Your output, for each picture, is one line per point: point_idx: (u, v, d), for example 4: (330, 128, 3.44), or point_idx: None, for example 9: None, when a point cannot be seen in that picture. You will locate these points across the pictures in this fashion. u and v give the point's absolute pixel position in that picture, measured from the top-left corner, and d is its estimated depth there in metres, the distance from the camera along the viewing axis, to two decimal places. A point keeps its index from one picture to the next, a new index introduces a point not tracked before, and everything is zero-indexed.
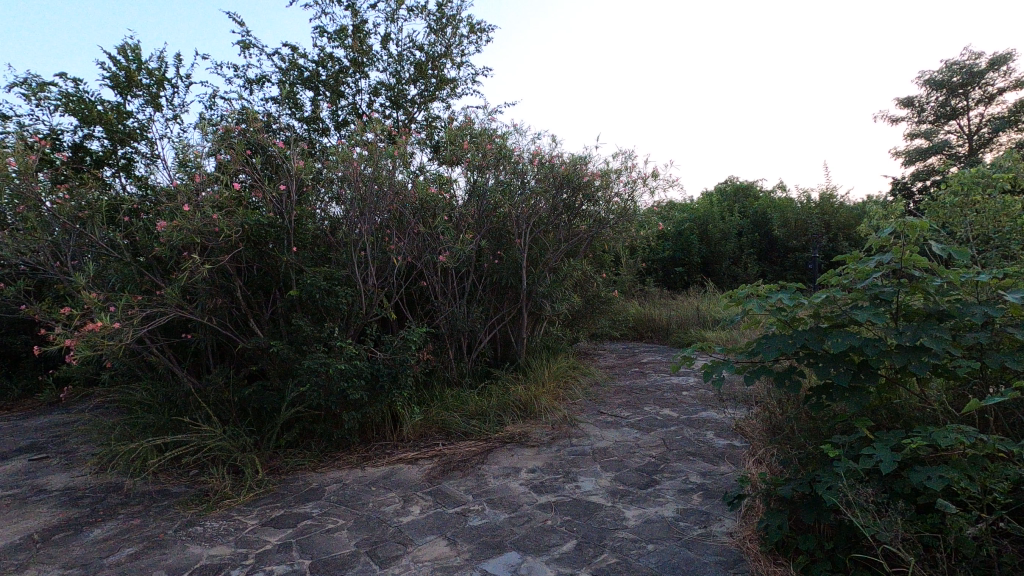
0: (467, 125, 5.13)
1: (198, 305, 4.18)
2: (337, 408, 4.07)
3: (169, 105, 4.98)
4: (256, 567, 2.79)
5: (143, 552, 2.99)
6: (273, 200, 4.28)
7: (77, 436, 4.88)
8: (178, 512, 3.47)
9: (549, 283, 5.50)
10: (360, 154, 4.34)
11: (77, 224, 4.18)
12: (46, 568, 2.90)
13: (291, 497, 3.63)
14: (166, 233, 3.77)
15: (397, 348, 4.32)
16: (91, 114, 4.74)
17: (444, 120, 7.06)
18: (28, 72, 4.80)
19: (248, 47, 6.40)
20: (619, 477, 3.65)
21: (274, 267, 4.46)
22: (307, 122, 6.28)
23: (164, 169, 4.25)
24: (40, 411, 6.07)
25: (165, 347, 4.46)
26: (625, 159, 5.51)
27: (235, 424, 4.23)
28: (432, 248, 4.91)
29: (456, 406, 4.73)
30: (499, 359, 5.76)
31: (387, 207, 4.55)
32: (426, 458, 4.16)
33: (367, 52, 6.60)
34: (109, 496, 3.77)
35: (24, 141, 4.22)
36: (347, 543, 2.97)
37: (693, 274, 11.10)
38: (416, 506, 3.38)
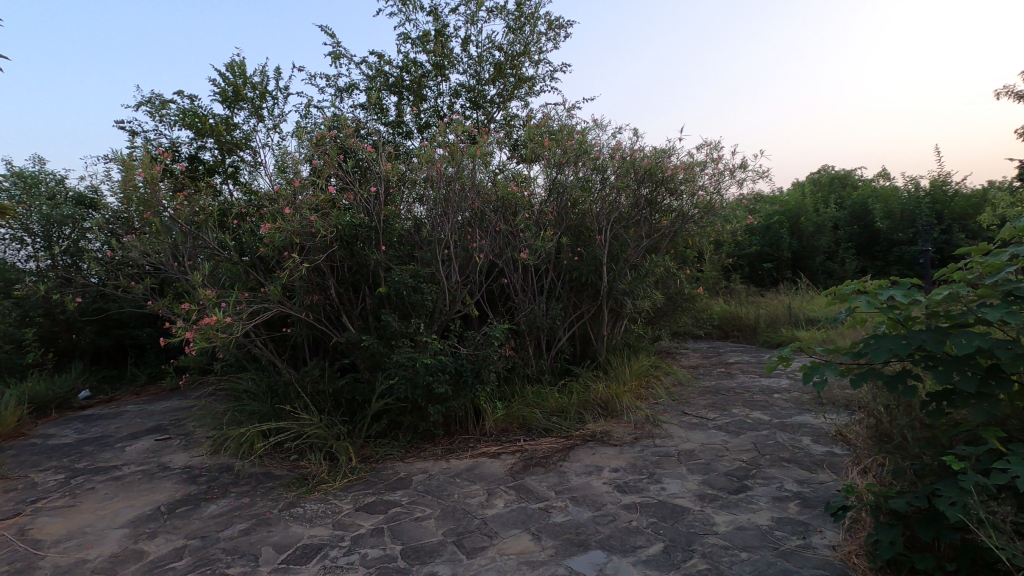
0: (545, 122, 5.12)
1: (297, 301, 4.48)
2: (423, 401, 4.22)
3: (270, 116, 5.37)
4: (352, 549, 2.95)
5: (252, 529, 3.25)
6: (364, 201, 4.50)
7: (194, 420, 5.39)
8: (281, 493, 3.73)
9: (630, 279, 5.38)
10: (442, 154, 4.44)
11: (193, 227, 4.61)
12: (172, 537, 3.23)
13: (381, 484, 3.81)
14: (270, 235, 4.08)
15: (480, 343, 4.41)
16: (203, 126, 5.21)
17: (522, 118, 7.10)
18: (153, 92, 5.35)
19: (339, 57, 6.75)
20: (706, 481, 3.52)
21: (364, 266, 4.70)
22: (391, 126, 6.54)
23: (266, 175, 4.60)
24: (163, 396, 6.76)
25: (267, 340, 4.82)
26: (711, 150, 5.29)
27: (330, 414, 4.50)
28: (513, 246, 4.96)
29: (538, 403, 4.76)
30: (579, 357, 5.74)
31: (469, 206, 4.64)
32: (508, 453, 4.22)
33: (448, 55, 6.77)
34: (222, 476, 4.13)
35: (149, 153, 4.72)
36: (435, 532, 3.07)
37: (783, 270, 10.49)
38: (500, 500, 3.44)
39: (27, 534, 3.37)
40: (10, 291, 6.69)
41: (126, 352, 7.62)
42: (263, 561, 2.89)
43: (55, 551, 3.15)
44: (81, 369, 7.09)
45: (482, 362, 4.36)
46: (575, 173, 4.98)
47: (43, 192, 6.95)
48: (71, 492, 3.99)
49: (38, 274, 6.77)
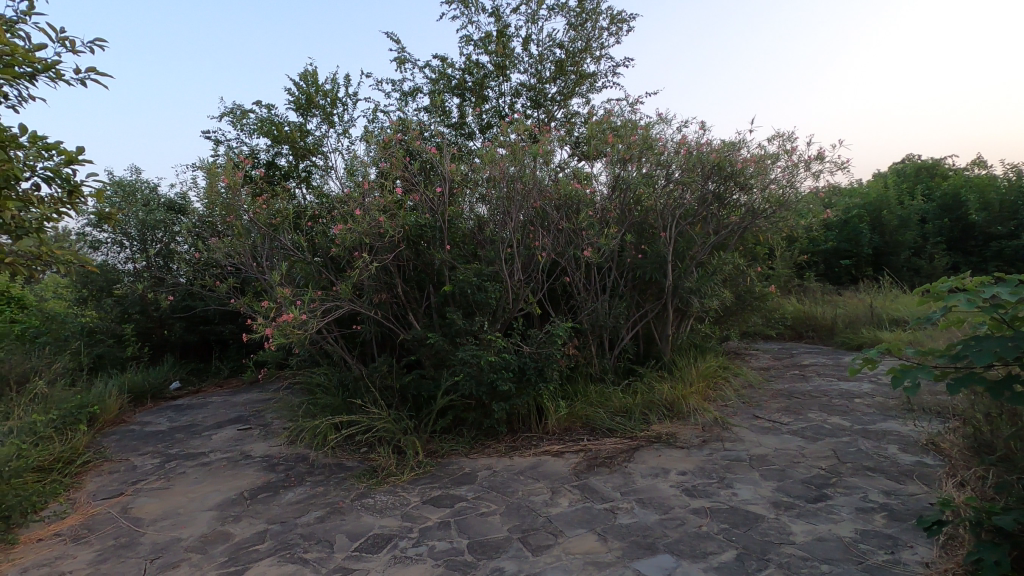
0: (608, 118, 5.04)
1: (366, 299, 4.65)
2: (487, 398, 4.27)
3: (340, 121, 5.60)
4: (420, 541, 3.03)
5: (327, 517, 3.40)
6: (429, 202, 4.60)
7: (272, 412, 5.71)
8: (353, 484, 3.89)
9: (697, 277, 5.21)
10: (504, 153, 4.46)
11: (271, 230, 4.88)
12: (255, 521, 3.43)
13: (447, 479, 3.89)
14: (341, 236, 4.27)
15: (543, 342, 4.41)
16: (280, 134, 5.50)
17: (583, 115, 7.04)
18: (234, 102, 5.71)
19: (404, 62, 6.94)
20: (781, 488, 3.36)
21: (429, 265, 4.80)
22: (454, 128, 6.66)
23: (337, 178, 4.81)
24: (243, 389, 7.19)
25: (338, 337, 5.02)
26: (784, 141, 5.03)
27: (398, 409, 4.64)
28: (576, 244, 4.93)
29: (601, 403, 4.71)
30: (642, 357, 5.63)
31: (532, 205, 4.65)
32: (571, 452, 4.20)
33: (509, 55, 6.80)
34: (298, 465, 4.34)
35: (231, 161, 5.03)
36: (500, 528, 3.10)
37: (862, 267, 9.86)
38: (565, 499, 3.43)
39: (129, 513, 3.68)
40: (112, 290, 7.32)
41: (211, 347, 8.17)
42: (337, 547, 3.02)
43: (153, 530, 3.42)
44: (172, 362, 7.67)
45: (545, 361, 4.36)
46: (639, 169, 4.87)
47: (140, 199, 7.54)
48: (165, 476, 4.33)
49: (136, 274, 7.37)
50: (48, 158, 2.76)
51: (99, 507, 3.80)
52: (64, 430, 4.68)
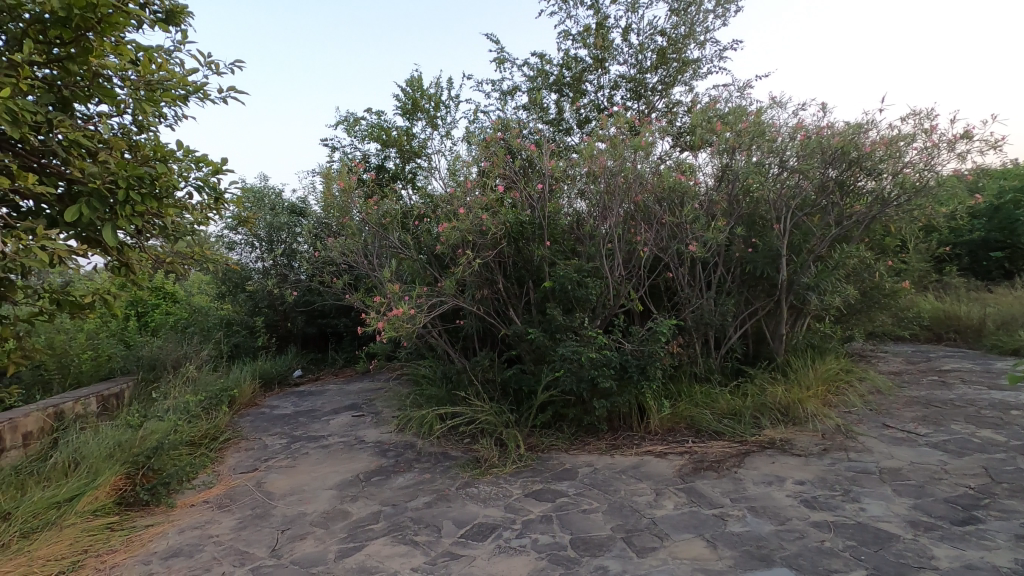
0: (713, 106, 4.77)
1: (469, 295, 4.80)
2: (588, 395, 4.24)
3: (443, 124, 5.83)
4: (523, 533, 3.08)
5: (434, 502, 3.56)
6: (531, 198, 4.61)
7: (382, 401, 6.08)
8: (458, 472, 4.04)
9: (815, 272, 4.81)
10: (603, 148, 4.39)
11: (381, 229, 5.20)
12: (370, 502, 3.68)
13: (548, 473, 3.92)
14: (446, 234, 4.44)
15: (645, 339, 4.30)
16: (388, 138, 5.83)
17: (686, 104, 6.75)
18: (348, 111, 6.13)
19: (503, 62, 7.04)
20: (919, 506, 3.02)
21: (528, 261, 4.84)
22: (552, 124, 6.66)
23: (441, 179, 5.03)
24: (356, 378, 7.73)
25: (443, 331, 5.23)
26: (921, 119, 4.50)
27: (499, 402, 4.76)
28: (680, 239, 4.74)
29: (707, 404, 4.51)
30: (752, 357, 5.32)
31: (633, 198, 4.54)
32: (676, 454, 4.07)
33: (609, 47, 6.67)
34: (407, 451, 4.59)
35: (346, 166, 5.43)
36: (603, 526, 3.07)
37: (1020, 261, 8.60)
38: (669, 501, 3.32)
39: (263, 486, 4.09)
40: (245, 286, 8.16)
41: (327, 339, 8.91)
42: (445, 533, 3.15)
43: (283, 503, 3.77)
44: (295, 352, 8.44)
45: (648, 359, 4.22)
46: (749, 157, 4.54)
47: (268, 204, 8.33)
48: (291, 455, 4.75)
49: (265, 272, 8.18)
50: (198, 169, 3.12)
51: (238, 479, 4.26)
52: (210, 410, 5.31)
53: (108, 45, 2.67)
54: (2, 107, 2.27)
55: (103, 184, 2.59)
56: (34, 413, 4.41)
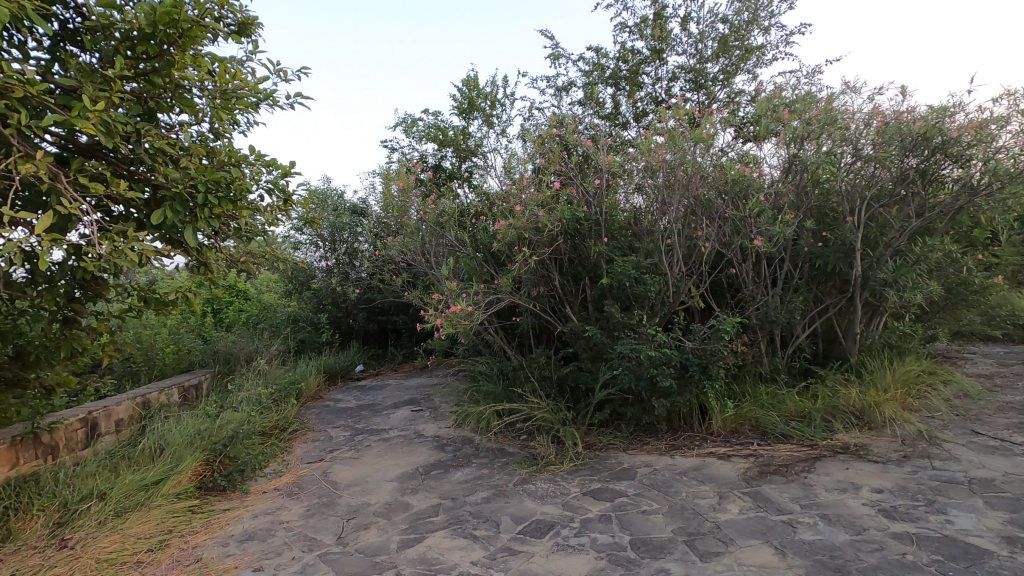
0: (779, 94, 4.56)
1: (525, 292, 4.81)
2: (647, 393, 4.16)
3: (499, 122, 5.87)
4: (582, 531, 3.06)
5: (492, 498, 3.59)
6: (589, 193, 4.55)
7: (440, 396, 6.20)
8: (516, 469, 4.06)
9: (894, 267, 4.50)
10: (661, 141, 4.28)
11: (439, 227, 5.29)
12: (430, 494, 3.76)
13: (606, 472, 3.87)
14: (503, 231, 4.46)
15: (707, 337, 4.16)
16: (445, 138, 5.92)
17: (749, 93, 6.49)
18: (407, 112, 6.27)
19: (558, 58, 6.99)
20: (1015, 521, 2.78)
21: (585, 258, 4.79)
22: (608, 119, 6.57)
23: (497, 176, 5.07)
24: (415, 374, 7.92)
25: (499, 328, 5.28)
26: (1017, 99, 4.13)
27: (556, 399, 4.75)
28: (744, 233, 4.56)
29: (773, 405, 4.33)
30: (822, 357, 5.07)
31: (693, 193, 4.41)
32: (740, 456, 3.93)
33: (667, 37, 6.49)
34: (465, 446, 4.66)
35: (405, 166, 5.56)
36: (664, 528, 3.01)
37: None
38: (734, 505, 3.21)
39: (328, 476, 4.26)
40: (311, 284, 8.51)
41: (387, 334, 9.24)
42: (503, 528, 3.17)
43: (348, 493, 3.91)
44: (357, 347, 8.75)
45: (710, 358, 4.07)
46: (818, 146, 4.31)
47: (331, 205, 8.66)
48: (354, 447, 4.92)
49: (328, 270, 8.51)
50: (268, 173, 3.27)
51: (306, 468, 4.46)
52: (279, 402, 5.59)
53: (189, 58, 2.85)
54: (96, 120, 2.46)
55: (184, 189, 2.77)
56: (125, 401, 4.78)
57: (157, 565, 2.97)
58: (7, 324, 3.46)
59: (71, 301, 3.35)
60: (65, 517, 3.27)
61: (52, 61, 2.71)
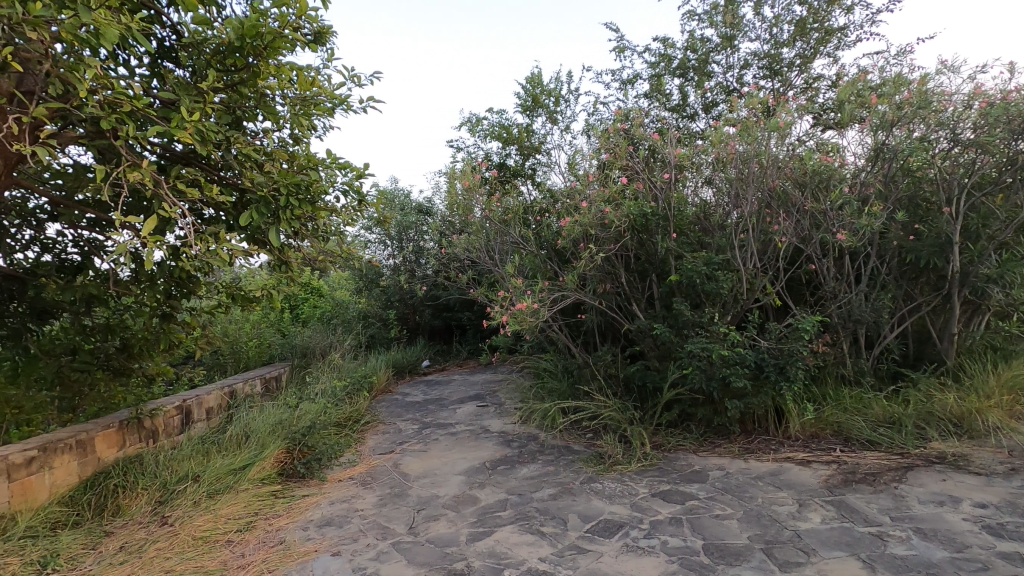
0: (864, 77, 4.26)
1: (590, 289, 4.75)
2: (719, 394, 4.02)
3: (563, 118, 5.83)
4: (652, 533, 3.00)
5: (559, 495, 3.59)
6: (657, 187, 4.42)
7: (504, 392, 6.26)
8: (582, 467, 4.03)
9: (999, 262, 4.11)
10: (733, 131, 4.10)
11: (503, 225, 5.34)
12: (497, 489, 3.80)
13: (676, 474, 3.78)
14: (568, 228, 4.43)
15: (785, 336, 3.96)
16: (509, 136, 5.95)
17: (829, 78, 6.10)
18: (471, 112, 6.35)
19: (623, 50, 6.85)
20: None
21: (652, 254, 4.68)
22: (675, 111, 6.38)
23: (561, 173, 5.05)
24: (479, 370, 8.04)
25: (564, 325, 5.26)
26: None
27: (623, 398, 4.69)
28: (825, 226, 4.30)
29: (857, 409, 4.07)
30: (912, 359, 4.72)
31: (768, 185, 4.20)
32: (821, 462, 3.72)
33: (738, 23, 6.22)
34: (530, 442, 4.68)
35: (470, 165, 5.63)
36: (740, 535, 2.89)
37: None
38: (816, 514, 3.04)
39: (399, 468, 4.40)
40: (379, 282, 8.80)
41: (452, 331, 9.43)
42: (571, 526, 3.16)
43: (418, 484, 4.03)
44: (423, 343, 9.00)
45: (788, 358, 3.87)
46: (910, 132, 4.01)
47: (399, 204, 8.92)
48: (423, 440, 5.06)
49: (396, 268, 8.77)
50: (343, 174, 3.41)
51: (377, 459, 4.63)
52: (352, 395, 5.83)
53: (273, 67, 2.99)
54: (192, 129, 2.64)
55: (268, 192, 2.94)
56: (215, 390, 5.14)
57: (245, 545, 3.17)
58: (115, 319, 3.82)
59: (169, 297, 3.64)
60: (165, 496, 3.55)
61: (153, 77, 2.94)
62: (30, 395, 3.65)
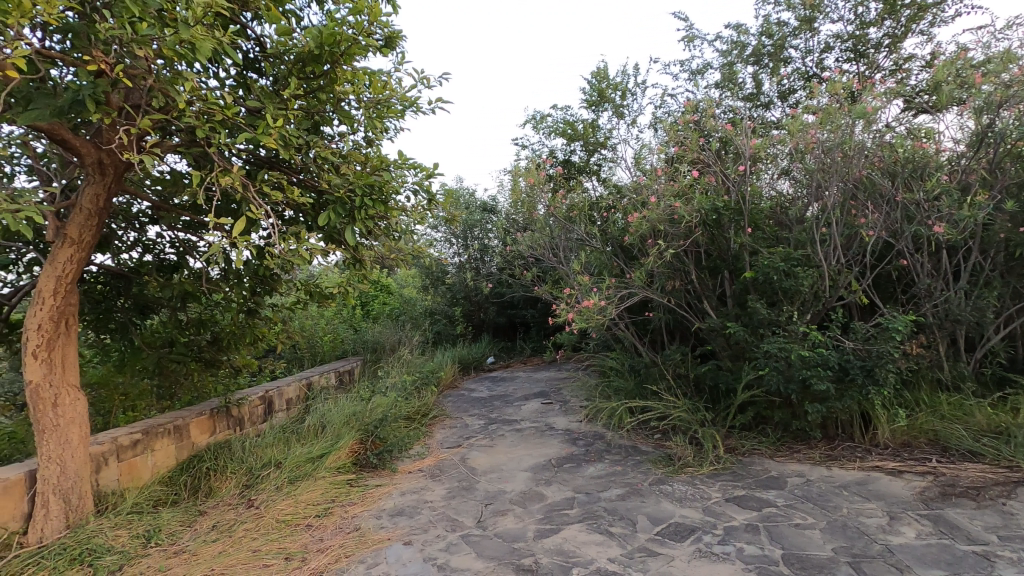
0: (963, 54, 3.91)
1: (658, 287, 4.63)
2: (798, 397, 3.82)
3: (630, 112, 5.71)
4: (726, 539, 2.89)
5: (627, 495, 3.53)
6: (730, 180, 4.24)
7: (570, 390, 6.23)
8: (651, 468, 3.95)
9: None
10: (813, 119, 3.88)
11: (569, 222, 5.30)
12: (564, 487, 3.79)
13: (751, 479, 3.62)
14: (636, 224, 4.35)
15: (873, 337, 3.70)
16: (575, 132, 5.90)
17: (923, 57, 5.63)
18: (537, 109, 6.34)
19: (693, 39, 6.62)
20: None
21: (725, 250, 4.47)
22: (749, 100, 6.10)
23: (628, 168, 4.96)
24: (544, 367, 8.05)
25: (631, 323, 5.17)
26: None
27: (693, 399, 4.55)
28: (919, 219, 3.98)
29: (957, 417, 3.75)
30: (1021, 363, 4.29)
31: (854, 175, 3.93)
32: (914, 473, 3.46)
33: (819, 4, 5.85)
34: (597, 441, 4.63)
35: (535, 162, 5.63)
36: (823, 546, 2.74)
37: None
38: (909, 528, 2.82)
39: (466, 462, 4.47)
40: (445, 279, 8.98)
41: (516, 328, 9.51)
42: (640, 527, 3.10)
43: (485, 479, 4.09)
44: (488, 340, 9.12)
45: (877, 361, 3.62)
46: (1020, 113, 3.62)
47: (464, 203, 9.05)
48: (489, 435, 5.12)
49: (461, 266, 8.92)
50: (414, 175, 3.49)
51: (445, 453, 4.73)
52: (421, 389, 6.00)
53: (349, 74, 3.10)
54: (276, 135, 2.78)
55: (345, 193, 3.07)
56: (294, 382, 5.44)
57: (324, 530, 3.32)
58: (207, 314, 4.11)
59: (253, 295, 3.90)
60: (251, 480, 3.80)
61: (239, 87, 3.12)
62: (135, 382, 4.05)
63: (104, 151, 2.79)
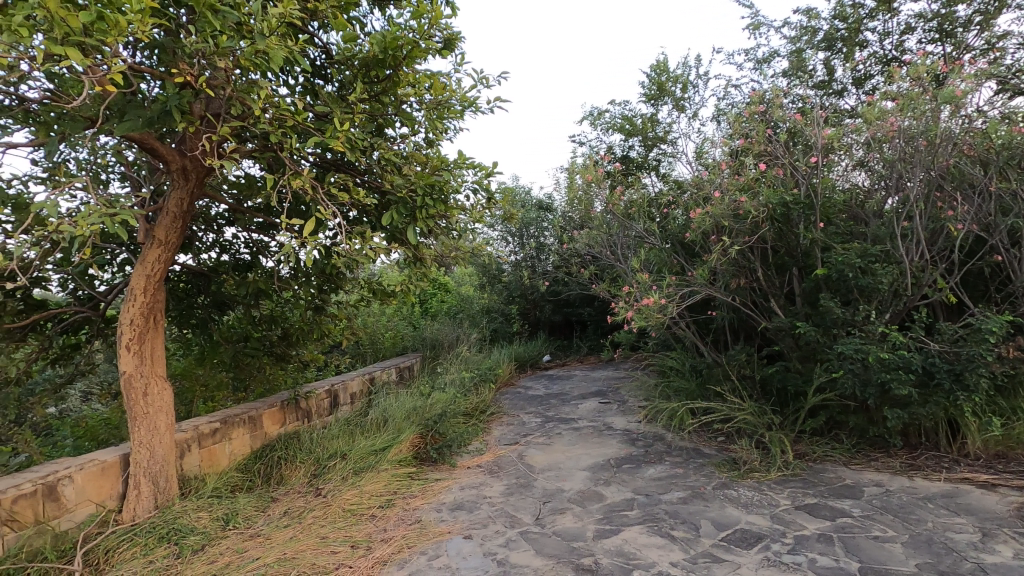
0: None
1: (722, 285, 4.48)
2: (876, 401, 3.60)
3: (691, 105, 5.54)
4: (797, 549, 2.76)
5: (690, 499, 3.44)
6: (800, 173, 4.04)
7: (628, 390, 6.13)
8: (714, 472, 3.82)
9: None
10: (893, 106, 3.62)
11: (627, 219, 5.20)
12: (623, 487, 3.74)
13: (823, 487, 3.44)
14: (699, 220, 4.22)
15: (962, 339, 3.43)
16: (633, 127, 5.78)
17: (1020, 34, 5.15)
18: (594, 105, 6.26)
19: (759, 27, 6.35)
20: None
21: (794, 246, 4.27)
22: (820, 88, 5.78)
23: (689, 162, 4.81)
24: (601, 366, 7.96)
25: (693, 322, 5.03)
26: None
27: (759, 401, 4.39)
28: (1016, 211, 3.65)
29: None
30: None
31: (941, 164, 3.65)
32: (1010, 487, 3.18)
33: None
34: (657, 442, 4.54)
35: (592, 159, 5.56)
36: (905, 561, 2.56)
37: None
38: (1005, 547, 2.60)
39: (524, 459, 4.49)
40: (502, 277, 9.04)
41: (573, 326, 9.46)
42: (704, 532, 3.01)
43: (543, 477, 4.09)
44: (544, 338, 9.12)
45: (967, 364, 3.35)
46: None
47: (520, 201, 9.07)
48: (547, 433, 5.12)
49: (518, 264, 8.95)
50: (473, 175, 3.52)
51: (503, 450, 4.76)
52: (478, 386, 6.07)
53: (411, 77, 3.16)
54: (343, 138, 2.87)
55: (406, 194, 3.15)
56: (358, 377, 5.64)
57: (387, 521, 3.42)
58: (278, 311, 4.33)
59: (321, 292, 4.08)
60: (319, 470, 3.97)
61: (307, 93, 3.25)
62: (214, 373, 4.31)
63: (188, 159, 2.99)
